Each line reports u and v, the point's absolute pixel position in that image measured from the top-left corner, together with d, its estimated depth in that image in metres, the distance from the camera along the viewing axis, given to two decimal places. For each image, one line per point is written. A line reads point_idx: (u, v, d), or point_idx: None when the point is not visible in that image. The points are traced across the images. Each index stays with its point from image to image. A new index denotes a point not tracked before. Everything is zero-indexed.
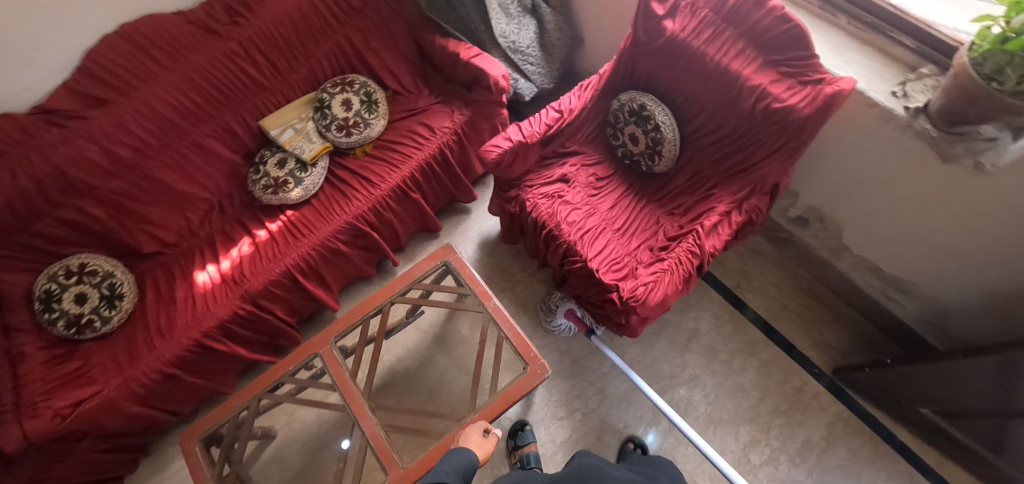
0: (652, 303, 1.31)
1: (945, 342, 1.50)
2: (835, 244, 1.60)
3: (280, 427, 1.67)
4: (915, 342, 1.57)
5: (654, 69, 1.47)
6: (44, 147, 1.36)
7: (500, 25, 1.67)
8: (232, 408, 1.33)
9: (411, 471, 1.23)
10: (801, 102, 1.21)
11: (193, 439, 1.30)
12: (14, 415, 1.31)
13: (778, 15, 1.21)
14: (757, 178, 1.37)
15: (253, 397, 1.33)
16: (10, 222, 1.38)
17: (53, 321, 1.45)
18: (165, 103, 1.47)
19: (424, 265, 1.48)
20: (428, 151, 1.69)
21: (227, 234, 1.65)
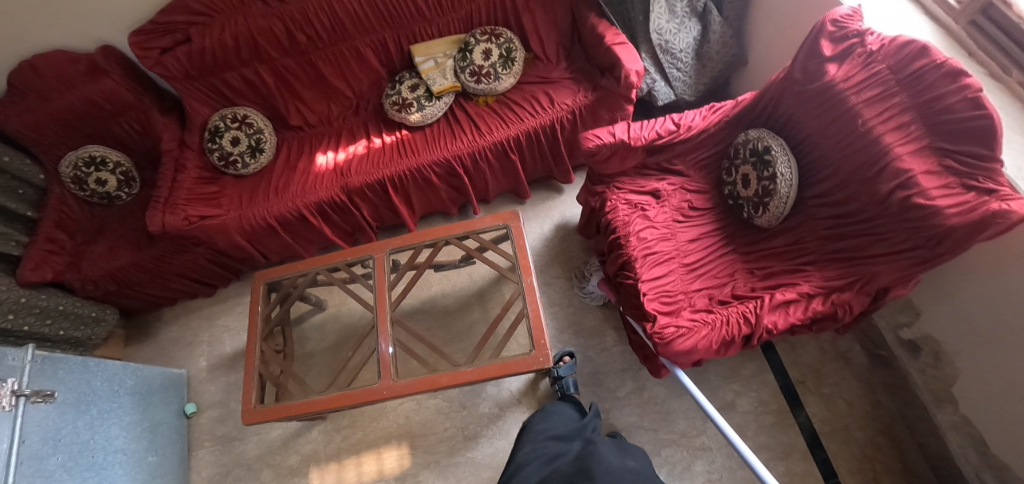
0: (678, 349, 1.21)
1: None
2: (942, 391, 1.31)
3: (332, 303, 1.93)
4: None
5: (798, 115, 1.29)
6: (248, 15, 1.67)
7: (658, 21, 1.61)
8: (295, 270, 1.53)
9: (399, 389, 1.27)
10: (951, 207, 0.99)
11: (261, 279, 1.53)
12: (161, 207, 1.69)
13: (970, 96, 0.98)
14: (865, 271, 1.17)
15: (312, 268, 1.52)
16: (209, 66, 1.74)
17: (212, 151, 1.83)
18: (343, 7, 1.69)
19: (488, 220, 1.50)
20: (541, 120, 1.71)
21: (353, 133, 1.90)
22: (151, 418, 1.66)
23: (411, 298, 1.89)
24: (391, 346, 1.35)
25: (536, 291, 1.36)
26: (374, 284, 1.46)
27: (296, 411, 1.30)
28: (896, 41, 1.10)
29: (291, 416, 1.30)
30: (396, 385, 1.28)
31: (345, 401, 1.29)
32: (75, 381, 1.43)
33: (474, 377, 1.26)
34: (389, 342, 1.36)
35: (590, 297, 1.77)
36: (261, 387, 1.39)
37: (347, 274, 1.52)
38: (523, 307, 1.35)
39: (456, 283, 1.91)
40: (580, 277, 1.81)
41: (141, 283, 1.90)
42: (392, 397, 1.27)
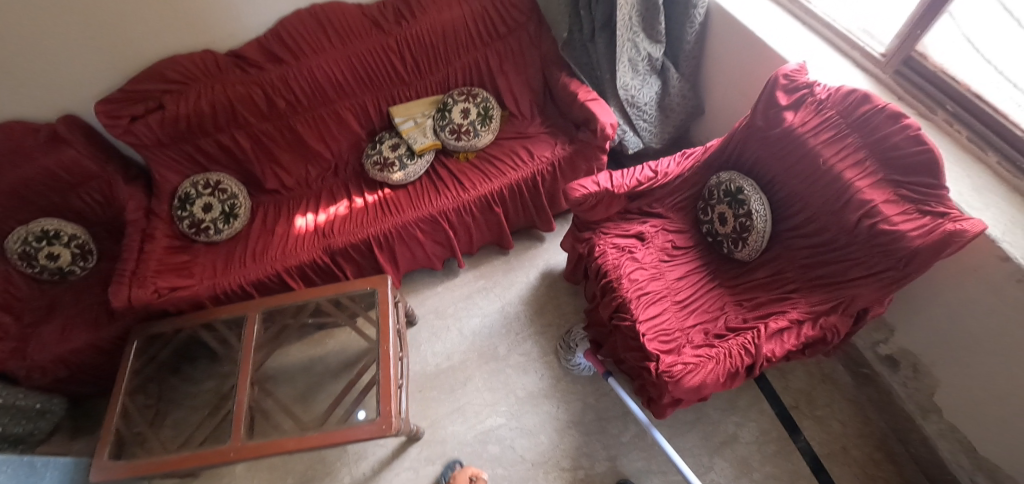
0: (687, 385, 1.22)
1: None
2: (926, 401, 1.43)
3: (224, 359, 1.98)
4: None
5: (763, 157, 1.41)
6: (227, 83, 1.67)
7: (625, 78, 1.76)
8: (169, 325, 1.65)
9: (245, 451, 1.41)
10: (913, 231, 1.10)
11: (139, 334, 1.65)
12: (128, 280, 1.59)
13: (912, 134, 1.12)
14: (846, 294, 1.26)
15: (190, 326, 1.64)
16: (183, 133, 1.70)
17: (182, 219, 1.76)
18: (324, 73, 1.72)
19: (360, 284, 1.65)
20: (523, 173, 1.78)
21: (332, 194, 1.89)
22: None
23: (296, 357, 1.93)
24: (245, 407, 1.49)
25: (390, 358, 1.52)
26: (243, 343, 1.58)
27: (149, 469, 1.43)
28: (841, 90, 1.25)
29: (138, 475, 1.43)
30: (243, 447, 1.42)
31: (191, 461, 1.42)
32: None
33: (316, 442, 1.41)
34: (243, 401, 1.50)
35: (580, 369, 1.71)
36: (117, 446, 1.49)
37: (222, 331, 1.64)
38: (376, 372, 1.51)
39: (447, 341, 1.88)
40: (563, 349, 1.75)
41: (96, 366, 1.74)
42: (236, 458, 1.41)
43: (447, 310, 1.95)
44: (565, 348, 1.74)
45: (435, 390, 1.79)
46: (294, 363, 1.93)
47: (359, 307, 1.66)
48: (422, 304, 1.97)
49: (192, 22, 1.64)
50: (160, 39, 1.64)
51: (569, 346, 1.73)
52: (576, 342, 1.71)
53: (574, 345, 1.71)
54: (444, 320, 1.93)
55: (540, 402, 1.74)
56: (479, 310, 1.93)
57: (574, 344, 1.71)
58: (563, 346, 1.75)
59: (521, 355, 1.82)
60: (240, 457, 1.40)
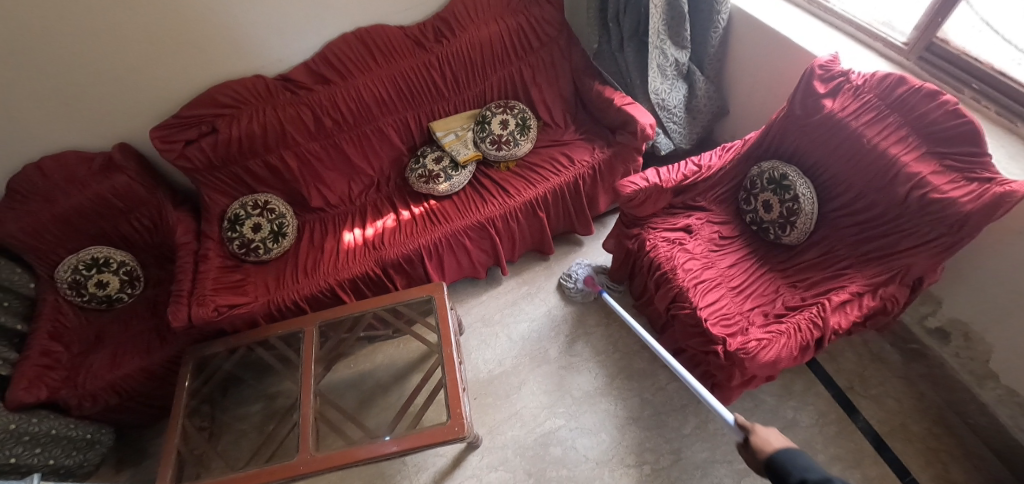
0: (764, 360, 1.26)
1: None
2: (981, 369, 1.49)
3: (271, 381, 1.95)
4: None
5: (804, 144, 1.48)
6: (277, 105, 1.73)
7: (655, 83, 1.86)
8: (225, 344, 1.63)
9: (315, 463, 1.38)
10: (964, 197, 1.16)
11: (193, 356, 1.63)
12: (186, 300, 1.61)
13: (951, 109, 1.20)
14: (901, 265, 1.30)
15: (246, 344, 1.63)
16: (233, 155, 1.74)
17: (232, 239, 1.78)
18: (369, 92, 1.80)
19: (415, 291, 1.65)
20: (565, 178, 1.85)
21: (377, 208, 1.93)
22: None
23: (346, 372, 1.91)
24: (311, 419, 1.46)
25: (454, 362, 1.50)
26: (302, 356, 1.56)
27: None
28: (876, 75, 1.34)
29: None
30: (312, 459, 1.39)
31: (260, 477, 1.38)
32: None
33: (387, 450, 1.38)
34: (309, 413, 1.48)
35: (578, 293, 1.94)
36: (178, 468, 1.45)
37: (279, 347, 1.62)
38: (441, 376, 1.49)
39: (497, 347, 1.90)
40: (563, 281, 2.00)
41: (145, 393, 1.71)
42: (306, 472, 1.37)
43: (493, 318, 1.97)
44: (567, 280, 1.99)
45: (491, 395, 1.80)
46: (345, 379, 1.90)
47: (417, 314, 1.64)
48: (468, 313, 1.99)
49: (242, 49, 1.69)
50: (212, 65, 1.69)
51: (569, 276, 1.98)
52: (575, 270, 1.98)
53: (574, 273, 1.97)
54: (491, 327, 1.95)
55: (598, 400, 1.74)
56: (526, 315, 1.96)
57: (574, 273, 1.98)
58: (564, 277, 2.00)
59: (573, 356, 1.84)
60: (312, 470, 1.37)
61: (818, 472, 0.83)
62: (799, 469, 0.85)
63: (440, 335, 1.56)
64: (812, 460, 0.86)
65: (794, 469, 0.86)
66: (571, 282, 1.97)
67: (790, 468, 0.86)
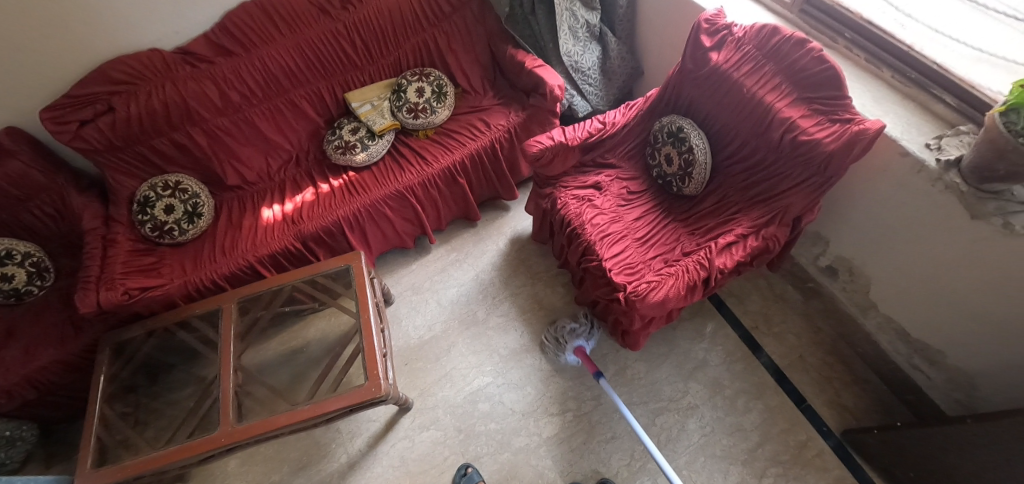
0: (652, 300, 1.35)
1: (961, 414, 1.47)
2: (864, 301, 1.61)
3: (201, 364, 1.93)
4: (929, 410, 1.55)
5: (697, 97, 1.55)
6: (177, 79, 1.67)
7: (567, 45, 1.90)
8: (140, 328, 1.61)
9: (236, 434, 1.39)
10: (827, 137, 1.25)
11: (107, 342, 1.60)
12: (95, 285, 1.57)
13: (816, 55, 1.28)
14: (781, 206, 1.40)
15: (163, 325, 1.61)
16: (135, 134, 1.69)
17: (143, 222, 1.74)
18: (276, 63, 1.76)
19: (333, 262, 1.67)
20: (481, 142, 1.87)
21: (297, 184, 1.91)
22: None
23: (277, 349, 1.92)
24: (232, 393, 1.47)
25: (372, 327, 1.53)
26: (221, 333, 1.57)
27: (136, 467, 1.38)
28: (754, 27, 1.41)
29: (123, 478, 1.38)
30: (234, 431, 1.40)
31: (180, 453, 1.39)
32: None
33: (308, 415, 1.41)
34: (229, 387, 1.48)
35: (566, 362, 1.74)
36: (100, 452, 1.44)
37: (198, 326, 1.61)
38: (359, 342, 1.52)
39: (427, 313, 1.94)
40: (549, 341, 1.77)
41: (64, 385, 1.68)
42: (228, 443, 1.39)
43: (423, 285, 2.01)
44: (553, 342, 1.76)
45: (421, 360, 1.84)
46: (276, 356, 1.90)
47: (337, 285, 1.66)
48: (399, 282, 2.02)
49: (132, 21, 1.62)
50: (101, 40, 1.62)
51: (558, 340, 1.75)
52: (566, 337, 1.72)
53: (565, 340, 1.73)
54: (421, 295, 1.98)
55: (524, 356, 1.82)
56: (454, 280, 2.00)
57: (564, 337, 1.73)
58: (552, 340, 1.76)
59: (500, 316, 1.90)
60: (234, 440, 1.39)
61: None
62: None
63: (358, 301, 1.58)
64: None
65: None
66: (559, 346, 1.74)
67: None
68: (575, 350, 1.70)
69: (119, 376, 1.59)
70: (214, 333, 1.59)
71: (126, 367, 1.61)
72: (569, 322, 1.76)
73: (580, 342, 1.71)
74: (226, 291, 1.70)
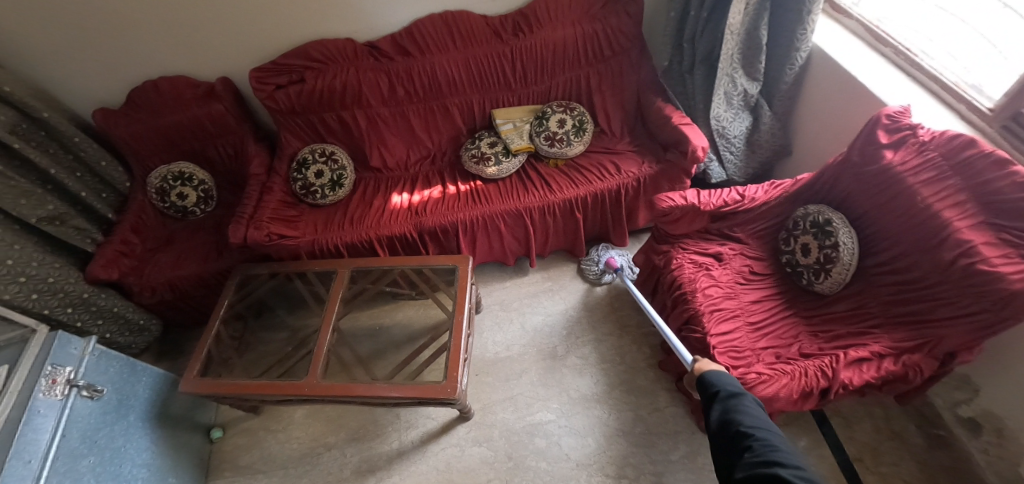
0: (759, 395, 1.27)
1: None
2: (1008, 472, 1.38)
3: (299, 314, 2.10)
4: None
5: (855, 193, 1.44)
6: (359, 67, 1.90)
7: (718, 110, 1.84)
8: (267, 269, 1.80)
9: (319, 389, 1.49)
10: (1014, 274, 1.09)
11: (239, 273, 1.80)
12: (245, 223, 1.80)
13: (1018, 181, 1.13)
14: (934, 335, 1.24)
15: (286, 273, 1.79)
16: (313, 104, 1.93)
17: (296, 180, 1.97)
18: (443, 70, 1.93)
19: (443, 260, 1.75)
20: (608, 184, 1.88)
21: (427, 179, 2.06)
22: (172, 439, 1.64)
23: (366, 323, 2.04)
24: (325, 351, 1.58)
25: (462, 331, 1.58)
26: (330, 294, 1.70)
27: (230, 389, 1.52)
28: (946, 134, 1.28)
29: (219, 395, 1.52)
30: (317, 385, 1.50)
31: (269, 390, 1.51)
32: (121, 383, 1.48)
33: (383, 393, 1.47)
34: (324, 345, 1.60)
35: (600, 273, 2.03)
36: (205, 365, 1.60)
37: (313, 282, 1.77)
38: (447, 340, 1.57)
39: (508, 332, 1.96)
40: (587, 262, 2.07)
41: (193, 299, 1.92)
42: (310, 394, 1.48)
43: (512, 304, 2.03)
44: (592, 261, 2.06)
45: (492, 376, 1.85)
46: (363, 328, 2.02)
47: (441, 280, 1.75)
48: (491, 294, 2.07)
49: (342, 12, 1.87)
50: (313, 23, 1.89)
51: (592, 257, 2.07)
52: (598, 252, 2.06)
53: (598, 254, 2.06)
54: (508, 313, 2.01)
55: (593, 405, 1.75)
56: (543, 308, 2.01)
57: (598, 254, 2.06)
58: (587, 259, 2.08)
59: (579, 358, 1.86)
60: (315, 394, 1.48)
61: (735, 388, 1.09)
62: (720, 384, 1.12)
63: (456, 304, 1.65)
64: (734, 382, 1.12)
65: (719, 383, 1.12)
66: (595, 261, 2.06)
67: (714, 382, 1.13)
68: (606, 258, 2.02)
69: (238, 303, 1.77)
70: (324, 292, 1.73)
71: (245, 299, 1.79)
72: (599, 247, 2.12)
73: (611, 253, 2.03)
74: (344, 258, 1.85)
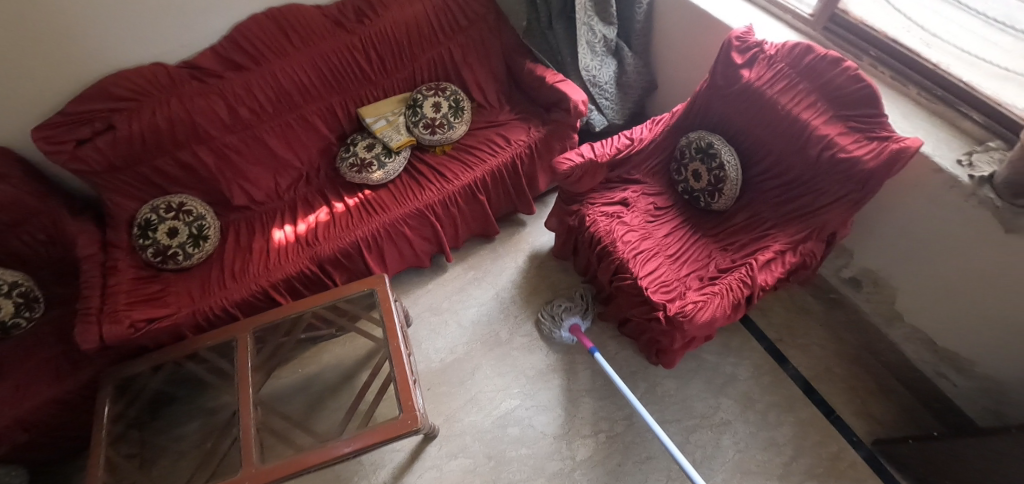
0: (700, 321, 1.34)
1: (990, 419, 1.51)
2: (888, 310, 1.65)
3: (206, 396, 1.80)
4: (957, 418, 1.58)
5: (727, 113, 1.56)
6: (183, 95, 1.58)
7: (585, 60, 1.89)
8: (146, 363, 1.49)
9: (262, 476, 1.28)
10: (866, 155, 1.27)
11: (110, 379, 1.46)
12: (98, 319, 1.46)
13: (853, 74, 1.30)
14: (817, 222, 1.41)
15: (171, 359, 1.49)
16: (138, 153, 1.59)
17: (145, 247, 1.63)
18: (289, 78, 1.68)
19: (356, 287, 1.58)
20: (502, 158, 1.83)
21: (308, 202, 1.83)
22: None
23: (290, 378, 1.81)
24: (254, 431, 1.37)
25: (402, 354, 1.46)
26: (238, 365, 1.46)
27: None
28: (786, 45, 1.43)
29: None
30: (258, 472, 1.29)
31: None
32: None
33: (340, 452, 1.32)
34: (250, 424, 1.38)
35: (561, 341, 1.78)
36: None
37: (211, 360, 1.50)
38: (390, 370, 1.44)
39: (447, 335, 1.87)
40: (547, 320, 1.82)
41: (60, 427, 1.54)
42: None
43: (441, 306, 1.94)
44: (550, 318, 1.82)
45: (446, 384, 1.78)
46: (289, 385, 1.80)
47: (359, 309, 1.59)
48: (416, 303, 1.95)
49: (138, 33, 1.53)
50: (103, 55, 1.51)
51: (555, 318, 1.80)
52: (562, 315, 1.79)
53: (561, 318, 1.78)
54: (440, 316, 1.92)
55: (551, 376, 1.77)
56: (474, 300, 1.95)
57: (559, 314, 1.79)
58: (549, 318, 1.81)
59: (525, 336, 1.86)
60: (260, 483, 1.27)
61: None
62: None
63: (386, 329, 1.51)
64: None
65: None
66: (556, 324, 1.79)
67: None
68: (570, 326, 1.75)
69: (124, 415, 1.45)
70: (230, 366, 1.48)
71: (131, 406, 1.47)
72: (565, 301, 1.83)
73: (574, 319, 1.77)
74: (239, 319, 1.59)
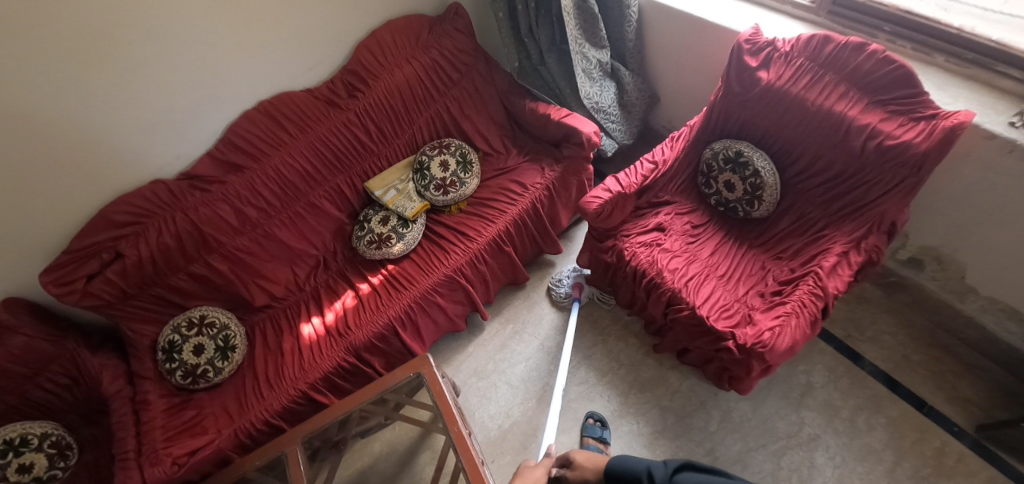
0: (781, 348, 1.23)
1: None
2: (958, 286, 1.56)
3: None
4: None
5: (750, 118, 1.49)
6: (187, 208, 1.52)
7: (585, 88, 1.81)
8: None
9: None
10: (917, 138, 1.19)
11: None
12: (137, 462, 1.38)
13: (881, 57, 1.24)
14: (875, 215, 1.31)
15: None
16: (149, 276, 1.52)
17: (173, 371, 1.55)
18: (291, 168, 1.63)
19: (400, 373, 1.44)
20: (522, 205, 1.76)
21: (331, 287, 1.74)
22: None
23: (343, 477, 1.70)
24: None
25: (466, 438, 1.30)
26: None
27: None
28: (800, 39, 1.36)
29: None
30: None
31: None
32: None
33: None
34: None
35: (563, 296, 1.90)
36: None
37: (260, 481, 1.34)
38: (457, 459, 1.27)
39: (499, 399, 1.77)
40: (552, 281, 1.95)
41: None
42: None
43: (486, 368, 1.84)
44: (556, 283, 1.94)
45: (509, 453, 1.65)
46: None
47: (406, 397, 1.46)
48: (459, 370, 1.85)
49: (134, 154, 1.47)
50: (100, 184, 1.44)
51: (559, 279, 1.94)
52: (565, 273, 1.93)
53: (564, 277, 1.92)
54: (488, 379, 1.81)
55: (619, 424, 1.65)
56: (519, 356, 1.84)
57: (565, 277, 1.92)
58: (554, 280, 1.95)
59: (580, 384, 1.75)
60: None
61: None
62: None
63: (443, 413, 1.36)
64: None
65: None
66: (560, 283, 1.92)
67: None
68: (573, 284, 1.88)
69: None
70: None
71: None
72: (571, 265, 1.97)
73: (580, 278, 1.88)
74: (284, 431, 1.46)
